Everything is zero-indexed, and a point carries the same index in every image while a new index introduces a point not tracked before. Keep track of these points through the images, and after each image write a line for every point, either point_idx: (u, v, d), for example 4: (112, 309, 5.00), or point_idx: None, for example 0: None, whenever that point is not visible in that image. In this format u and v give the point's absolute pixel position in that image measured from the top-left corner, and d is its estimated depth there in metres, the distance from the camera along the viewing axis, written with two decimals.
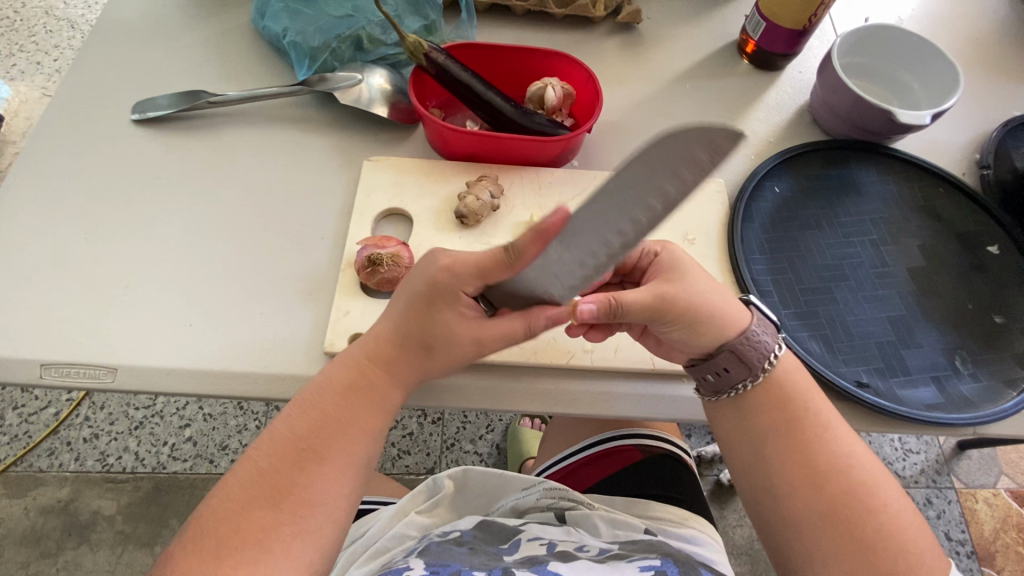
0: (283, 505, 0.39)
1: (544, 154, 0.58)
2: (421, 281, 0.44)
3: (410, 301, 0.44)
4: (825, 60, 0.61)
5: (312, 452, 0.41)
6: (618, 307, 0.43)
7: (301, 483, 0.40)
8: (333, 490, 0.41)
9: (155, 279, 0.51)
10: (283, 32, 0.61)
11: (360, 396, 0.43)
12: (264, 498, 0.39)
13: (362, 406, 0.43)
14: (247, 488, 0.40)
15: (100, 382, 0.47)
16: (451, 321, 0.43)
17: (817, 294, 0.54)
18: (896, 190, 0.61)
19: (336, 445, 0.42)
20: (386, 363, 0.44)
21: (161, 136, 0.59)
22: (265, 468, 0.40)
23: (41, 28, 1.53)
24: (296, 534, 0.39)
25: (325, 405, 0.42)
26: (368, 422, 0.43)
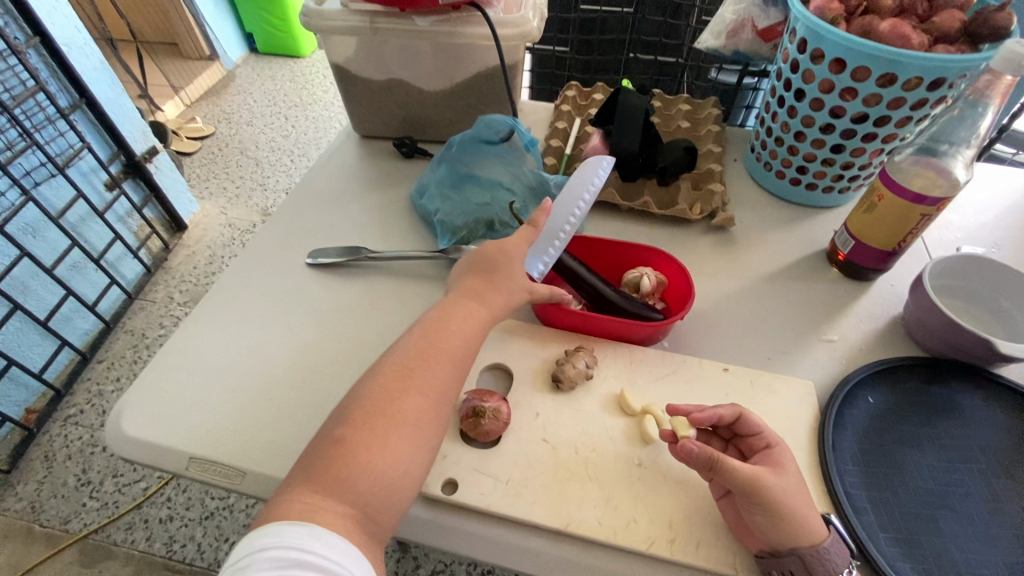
0: (380, 416, 0.49)
1: (637, 334, 0.65)
2: (468, 276, 0.62)
3: (470, 291, 0.60)
4: (917, 282, 0.65)
5: (398, 378, 0.52)
6: (716, 463, 0.47)
7: (396, 393, 0.51)
8: (421, 410, 0.51)
9: (293, 397, 0.61)
10: (434, 210, 0.77)
11: (435, 346, 0.55)
12: (369, 417, 0.49)
13: (436, 350, 0.55)
14: (348, 417, 0.50)
15: (231, 482, 0.55)
16: (510, 267, 0.61)
17: (919, 520, 0.51)
18: (1004, 419, 0.59)
19: (424, 363, 0.53)
20: (453, 329, 0.56)
21: (324, 277, 0.73)
22: (361, 396, 0.51)
23: (235, 164, 1.96)
24: (395, 440, 0.48)
25: (407, 348, 0.55)
26: (442, 364, 0.54)
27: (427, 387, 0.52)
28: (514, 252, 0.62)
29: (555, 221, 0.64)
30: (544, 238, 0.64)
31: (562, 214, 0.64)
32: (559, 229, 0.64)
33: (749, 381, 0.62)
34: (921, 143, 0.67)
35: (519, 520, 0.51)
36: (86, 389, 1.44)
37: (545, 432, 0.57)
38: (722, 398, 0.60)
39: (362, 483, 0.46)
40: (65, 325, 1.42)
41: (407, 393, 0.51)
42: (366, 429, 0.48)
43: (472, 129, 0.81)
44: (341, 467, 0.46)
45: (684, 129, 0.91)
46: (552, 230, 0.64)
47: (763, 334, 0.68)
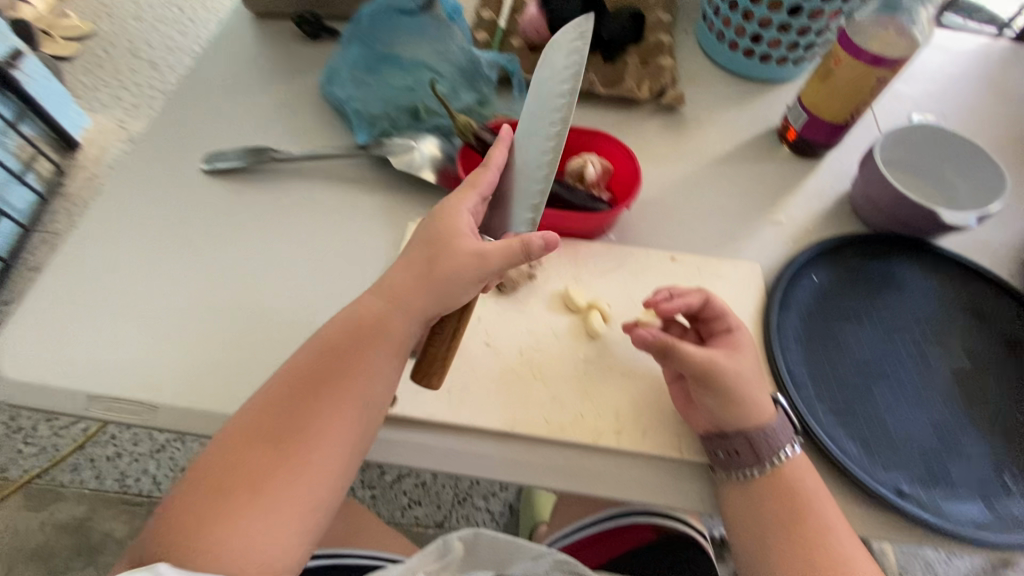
0: (262, 455, 0.43)
1: (582, 227, 0.60)
2: (413, 249, 0.49)
3: (399, 274, 0.48)
4: (868, 154, 0.62)
5: (286, 409, 0.44)
6: (670, 350, 0.46)
7: (298, 425, 0.44)
8: (332, 436, 0.44)
9: (203, 321, 0.54)
10: (348, 98, 0.66)
11: (330, 374, 0.45)
12: (248, 462, 0.42)
13: (337, 378, 0.45)
14: (244, 439, 0.43)
15: (142, 418, 0.49)
16: (449, 237, 0.47)
17: (855, 390, 0.52)
18: (939, 288, 0.60)
19: (334, 380, 0.45)
20: (356, 348, 0.46)
21: (226, 185, 0.63)
22: (246, 423, 0.44)
23: (126, 67, 1.67)
24: (290, 477, 0.42)
25: (303, 365, 0.46)
26: (342, 394, 0.45)
27: (338, 413, 0.45)
28: (449, 238, 0.47)
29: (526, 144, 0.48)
30: (518, 177, 0.48)
31: (542, 121, 0.45)
32: (536, 158, 0.45)
33: (697, 269, 0.59)
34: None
35: (464, 427, 0.49)
36: None
37: (488, 336, 0.53)
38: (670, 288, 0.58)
39: (231, 544, 0.40)
40: None
41: (290, 453, 0.43)
42: (259, 468, 0.42)
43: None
44: (223, 506, 0.41)
45: None
46: (524, 181, 0.47)
47: (712, 220, 0.65)
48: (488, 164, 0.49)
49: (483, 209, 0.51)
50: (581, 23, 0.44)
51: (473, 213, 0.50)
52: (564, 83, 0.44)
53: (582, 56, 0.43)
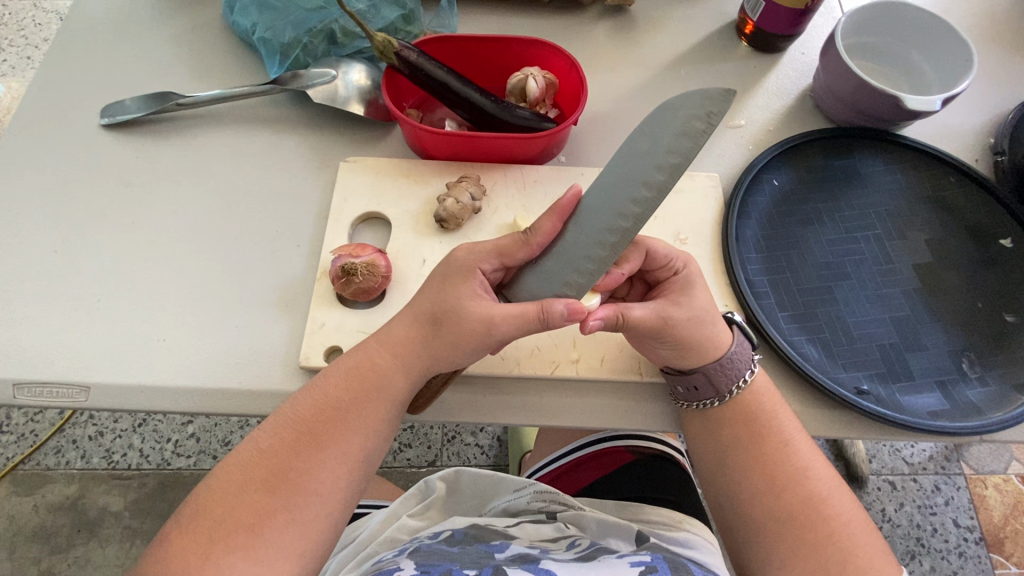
0: (252, 502, 0.38)
1: (527, 150, 0.56)
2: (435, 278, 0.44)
3: (402, 326, 0.43)
4: (829, 41, 0.57)
5: (281, 461, 0.40)
6: (622, 322, 0.42)
7: (299, 465, 0.39)
8: (334, 478, 0.40)
9: (127, 293, 0.50)
10: (253, 26, 0.59)
11: (327, 426, 0.41)
12: (238, 511, 0.38)
13: (332, 431, 0.41)
14: (245, 473, 0.39)
15: (75, 400, 0.46)
16: (462, 297, 0.42)
17: (816, 294, 0.51)
18: (903, 180, 0.57)
19: (338, 429, 0.41)
20: (355, 403, 0.41)
21: (132, 140, 0.57)
22: (236, 472, 0.39)
23: (30, 21, 1.46)
24: (289, 522, 0.38)
25: (298, 416, 0.41)
26: (340, 448, 0.41)
27: (342, 455, 0.41)
28: (462, 289, 0.42)
29: (590, 216, 0.43)
30: (565, 252, 0.43)
31: (616, 198, 0.41)
32: (598, 232, 0.42)
33: None
34: None
35: None
36: None
37: None
38: None
39: None
40: None
41: (283, 505, 0.38)
42: (259, 506, 0.38)
43: None
44: (215, 551, 0.36)
45: None
46: (575, 249, 0.43)
47: None
48: (533, 236, 0.44)
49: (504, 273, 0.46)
50: (710, 100, 0.38)
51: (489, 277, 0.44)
52: (658, 170, 0.39)
53: (697, 143, 0.38)
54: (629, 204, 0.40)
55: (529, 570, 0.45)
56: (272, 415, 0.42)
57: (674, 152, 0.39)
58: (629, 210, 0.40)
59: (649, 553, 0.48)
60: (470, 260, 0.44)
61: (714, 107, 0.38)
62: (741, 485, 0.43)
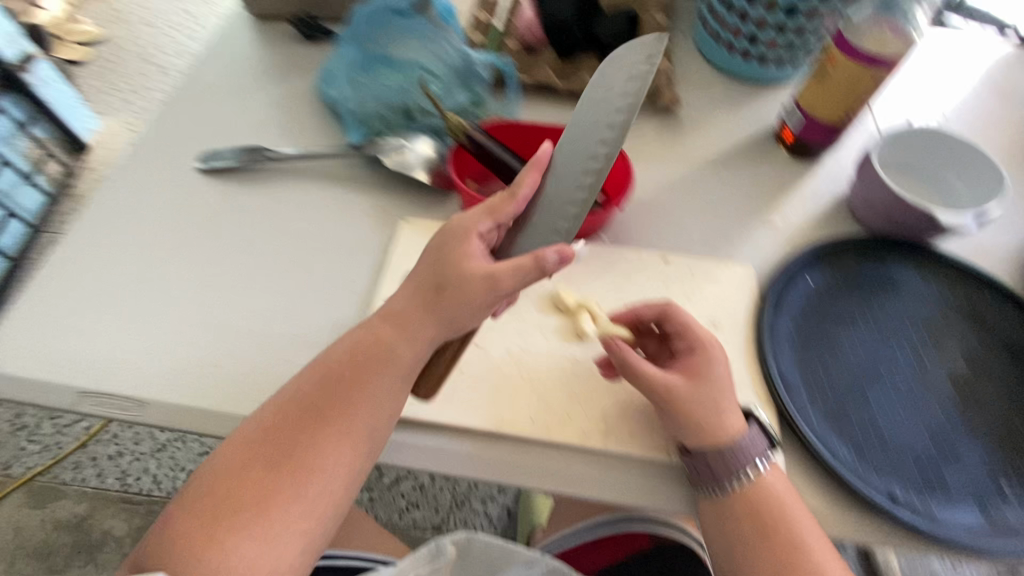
0: (263, 480, 0.42)
1: (573, 227, 0.60)
2: (443, 244, 0.46)
3: (406, 294, 0.46)
4: (864, 155, 0.61)
5: (286, 440, 0.43)
6: (629, 365, 0.46)
7: (300, 445, 0.43)
8: (337, 461, 0.44)
9: (193, 319, 0.54)
10: (342, 99, 0.66)
11: (328, 405, 0.44)
12: (241, 487, 0.42)
13: (342, 410, 0.44)
14: (247, 449, 0.43)
15: (129, 414, 0.49)
16: (458, 260, 0.45)
17: (848, 393, 0.52)
18: (936, 291, 0.59)
19: (340, 411, 0.44)
20: (356, 390, 0.44)
21: (221, 185, 0.64)
22: (240, 445, 0.43)
23: (137, 74, 1.68)
24: (291, 501, 0.42)
25: (302, 394, 0.45)
26: (345, 430, 0.44)
27: (346, 435, 0.44)
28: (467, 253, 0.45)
29: (565, 164, 0.47)
30: (549, 204, 0.46)
31: (587, 139, 0.46)
32: (576, 178, 0.45)
33: (690, 272, 0.59)
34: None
35: (451, 426, 0.48)
36: None
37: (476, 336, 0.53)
38: (662, 288, 0.57)
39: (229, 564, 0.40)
40: None
41: (293, 484, 0.42)
42: (261, 484, 0.42)
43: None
44: (221, 525, 0.41)
45: None
46: (560, 199, 0.45)
47: (706, 223, 0.64)
48: (517, 189, 0.46)
49: (499, 232, 0.48)
50: (647, 46, 0.47)
51: (485, 237, 0.47)
52: (621, 111, 0.45)
53: (643, 82, 0.46)
54: (609, 141, 0.45)
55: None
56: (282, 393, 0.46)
57: (628, 94, 0.46)
58: (600, 151, 0.45)
59: None
60: (465, 226, 0.46)
61: (652, 50, 0.47)
62: None
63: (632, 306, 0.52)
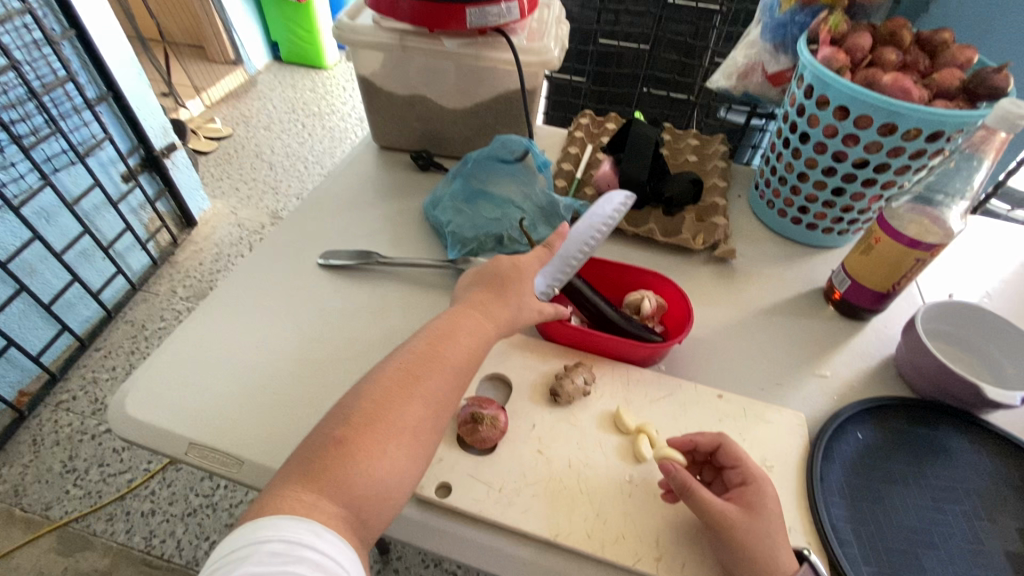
0: (368, 430, 0.47)
1: (635, 355, 0.66)
2: (497, 280, 0.62)
3: (466, 319, 0.57)
4: (909, 324, 0.67)
5: (381, 399, 0.49)
6: (688, 491, 0.49)
7: (408, 383, 0.50)
8: (442, 390, 0.52)
9: (294, 392, 0.62)
10: (447, 222, 0.79)
11: (436, 348, 0.54)
12: (356, 425, 0.47)
13: (425, 382, 0.51)
14: (356, 402, 0.49)
15: (229, 470, 0.56)
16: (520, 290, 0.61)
17: (902, 556, 0.52)
18: (989, 463, 0.60)
19: (446, 347, 0.54)
20: (456, 326, 0.56)
21: (334, 278, 0.75)
22: (348, 404, 0.49)
23: (248, 165, 2.03)
24: (392, 437, 0.47)
25: (397, 366, 0.52)
26: (426, 390, 0.50)
27: (445, 377, 0.52)
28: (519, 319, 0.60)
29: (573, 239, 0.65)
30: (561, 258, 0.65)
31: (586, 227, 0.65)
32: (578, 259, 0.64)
33: (742, 410, 0.63)
34: (919, 191, 0.70)
35: (511, 527, 0.52)
36: (81, 375, 1.45)
37: (541, 443, 0.58)
38: (715, 423, 0.61)
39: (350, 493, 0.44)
40: (66, 311, 1.45)
41: (403, 417, 0.48)
42: (366, 429, 0.47)
43: (488, 148, 0.85)
44: (335, 462, 0.44)
45: (692, 162, 0.93)
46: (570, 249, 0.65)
47: (759, 366, 0.69)
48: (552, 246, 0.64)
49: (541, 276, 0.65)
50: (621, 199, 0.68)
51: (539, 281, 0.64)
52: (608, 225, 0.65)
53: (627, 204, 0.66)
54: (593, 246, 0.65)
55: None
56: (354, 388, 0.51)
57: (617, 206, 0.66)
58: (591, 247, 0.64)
59: None
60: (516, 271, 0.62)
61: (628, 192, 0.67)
62: None
63: (687, 434, 0.56)
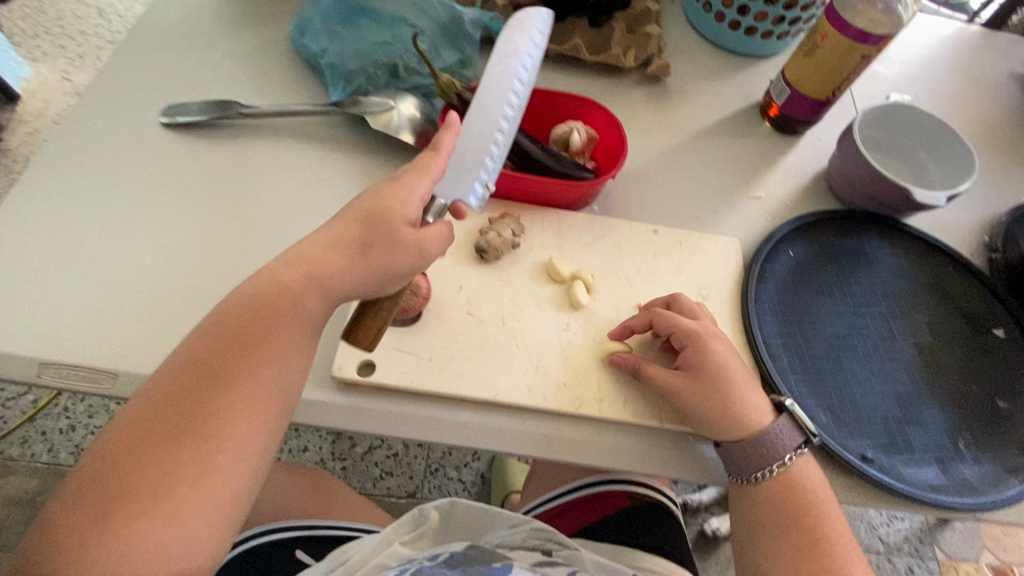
0: (148, 464, 0.35)
1: (566, 197, 0.59)
2: (352, 227, 0.44)
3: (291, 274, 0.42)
4: (847, 132, 0.62)
5: (162, 420, 0.36)
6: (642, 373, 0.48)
7: (206, 397, 0.38)
8: (258, 395, 0.39)
9: (165, 286, 0.50)
10: (322, 51, 0.63)
11: (244, 340, 0.40)
12: (132, 456, 0.35)
13: (232, 387, 0.38)
14: (136, 425, 0.36)
15: (100, 387, 0.46)
16: (384, 203, 0.44)
17: (824, 361, 0.54)
18: (905, 265, 0.62)
19: (262, 336, 0.40)
20: (279, 300, 0.41)
21: (188, 141, 0.59)
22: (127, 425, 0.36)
23: (70, 13, 1.50)
24: (189, 472, 0.35)
25: (190, 370, 0.38)
26: (238, 400, 0.38)
27: (260, 383, 0.39)
28: (392, 218, 0.43)
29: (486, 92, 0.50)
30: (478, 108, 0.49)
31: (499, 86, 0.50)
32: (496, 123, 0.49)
33: (678, 243, 0.59)
34: None
35: (447, 395, 0.48)
36: None
37: (470, 305, 0.52)
38: (653, 260, 0.58)
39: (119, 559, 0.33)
40: None
41: (194, 448, 0.36)
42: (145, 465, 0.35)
43: None
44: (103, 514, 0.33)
45: None
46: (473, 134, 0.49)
47: (694, 195, 0.65)
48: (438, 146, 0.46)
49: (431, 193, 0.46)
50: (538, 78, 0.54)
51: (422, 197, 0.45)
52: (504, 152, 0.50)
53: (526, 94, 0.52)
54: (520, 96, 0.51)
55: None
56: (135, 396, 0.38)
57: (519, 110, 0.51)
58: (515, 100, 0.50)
59: None
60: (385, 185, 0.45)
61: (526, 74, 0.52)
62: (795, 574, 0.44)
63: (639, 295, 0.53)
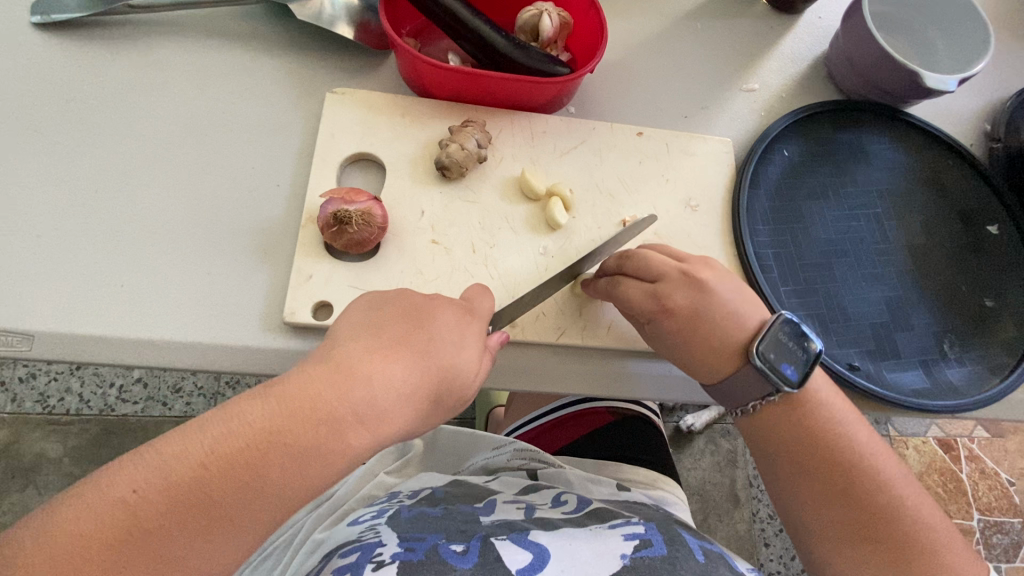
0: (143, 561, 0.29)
1: (538, 98, 0.51)
2: (427, 325, 0.36)
3: (366, 350, 0.34)
4: (854, 5, 0.54)
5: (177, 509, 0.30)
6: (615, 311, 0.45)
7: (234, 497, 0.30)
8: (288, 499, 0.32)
9: (73, 228, 0.43)
10: None
11: (297, 442, 0.31)
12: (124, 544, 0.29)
13: (262, 490, 0.31)
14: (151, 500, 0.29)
15: (14, 350, 0.40)
16: (464, 355, 0.36)
17: (816, 270, 0.51)
18: (905, 160, 0.57)
19: (322, 443, 0.32)
20: (349, 392, 0.32)
21: (71, 45, 0.48)
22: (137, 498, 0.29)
23: None
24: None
25: (229, 460, 0.30)
26: (265, 506, 0.31)
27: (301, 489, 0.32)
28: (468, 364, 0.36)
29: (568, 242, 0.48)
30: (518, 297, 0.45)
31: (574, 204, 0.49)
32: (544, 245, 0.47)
33: (664, 146, 0.53)
34: None
35: None
36: None
37: (435, 231, 0.46)
38: (636, 167, 0.52)
39: None
40: None
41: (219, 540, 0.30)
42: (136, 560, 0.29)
43: None
44: None
45: None
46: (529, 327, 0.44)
47: (681, 90, 0.57)
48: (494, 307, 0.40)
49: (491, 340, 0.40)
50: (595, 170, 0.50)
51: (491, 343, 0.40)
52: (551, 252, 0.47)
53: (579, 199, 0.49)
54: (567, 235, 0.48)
55: (518, 541, 0.43)
56: (152, 445, 0.31)
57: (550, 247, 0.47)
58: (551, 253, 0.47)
59: (642, 525, 0.46)
60: (444, 318, 0.37)
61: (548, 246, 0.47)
62: (804, 486, 0.40)
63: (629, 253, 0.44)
